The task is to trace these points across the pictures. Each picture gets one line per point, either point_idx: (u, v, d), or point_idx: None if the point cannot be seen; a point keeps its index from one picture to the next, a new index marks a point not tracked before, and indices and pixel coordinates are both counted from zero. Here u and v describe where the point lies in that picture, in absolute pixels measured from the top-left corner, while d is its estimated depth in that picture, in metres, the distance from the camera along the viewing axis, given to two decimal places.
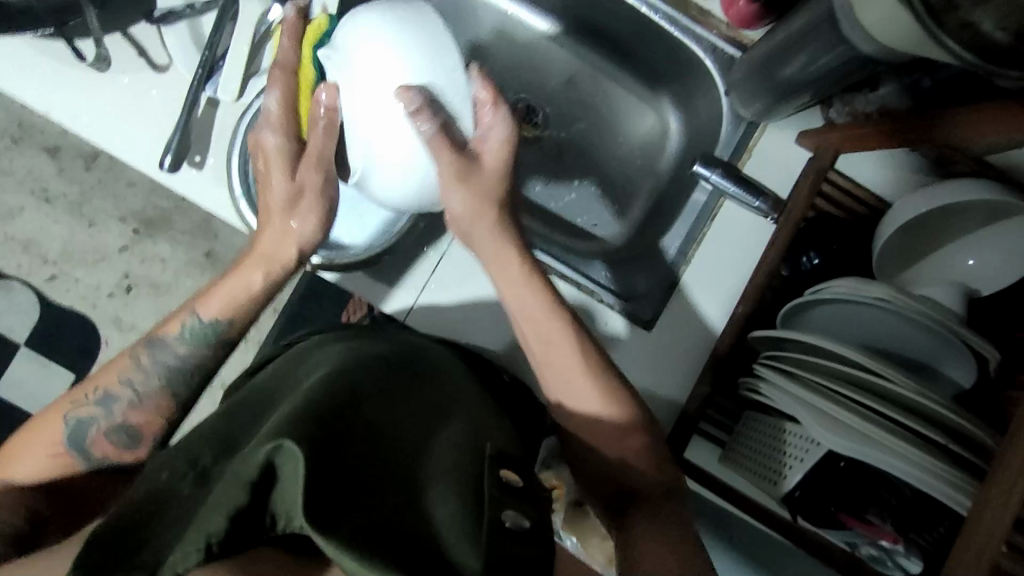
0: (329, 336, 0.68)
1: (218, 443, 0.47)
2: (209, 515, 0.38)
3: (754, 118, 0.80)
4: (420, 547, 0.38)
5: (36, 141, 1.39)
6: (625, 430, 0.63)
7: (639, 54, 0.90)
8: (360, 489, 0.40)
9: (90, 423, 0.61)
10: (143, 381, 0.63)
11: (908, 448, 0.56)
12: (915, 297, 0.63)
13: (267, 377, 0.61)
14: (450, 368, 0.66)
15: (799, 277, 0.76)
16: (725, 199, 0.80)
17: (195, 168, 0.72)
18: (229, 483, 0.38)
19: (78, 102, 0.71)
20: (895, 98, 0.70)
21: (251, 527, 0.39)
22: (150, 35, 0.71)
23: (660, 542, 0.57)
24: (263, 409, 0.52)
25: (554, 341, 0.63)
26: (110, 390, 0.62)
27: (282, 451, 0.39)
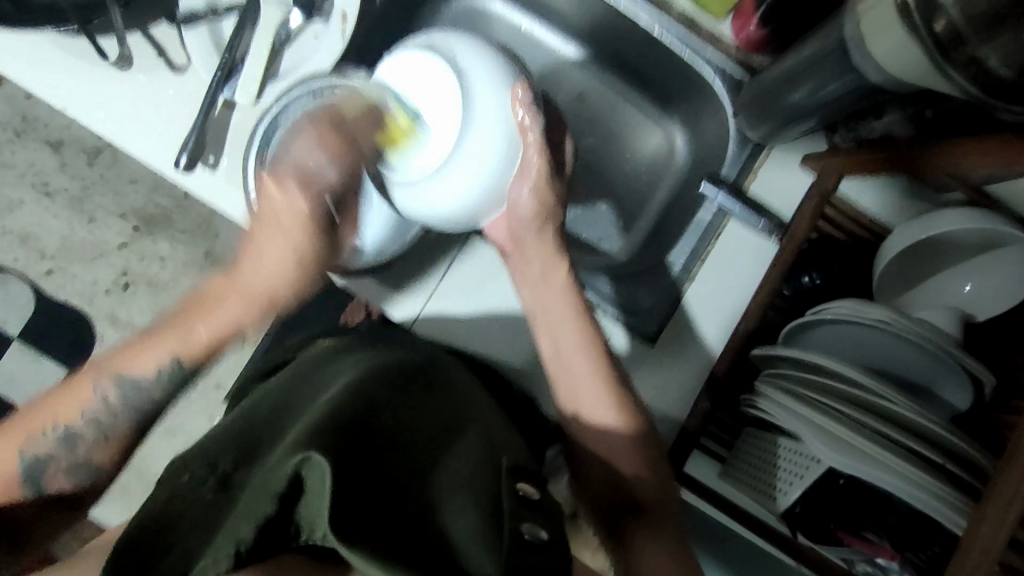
0: (342, 345, 0.69)
1: (237, 448, 0.48)
2: (241, 523, 0.38)
3: (761, 140, 0.82)
4: (442, 558, 0.39)
5: (39, 134, 1.39)
6: (628, 445, 0.66)
7: (648, 73, 0.92)
8: (381, 501, 0.42)
9: (46, 462, 0.60)
10: (111, 419, 0.61)
11: (910, 469, 0.57)
12: (915, 321, 0.65)
13: (280, 384, 0.62)
14: (459, 377, 0.67)
15: (800, 296, 0.78)
16: (731, 218, 0.81)
17: (210, 169, 0.73)
18: (259, 492, 0.39)
19: (95, 100, 0.71)
20: (900, 126, 0.72)
21: (281, 535, 0.40)
22: (171, 37, 0.72)
23: (664, 555, 0.59)
24: (282, 417, 0.53)
25: (566, 351, 0.68)
26: (70, 428, 0.60)
27: (311, 461, 0.40)
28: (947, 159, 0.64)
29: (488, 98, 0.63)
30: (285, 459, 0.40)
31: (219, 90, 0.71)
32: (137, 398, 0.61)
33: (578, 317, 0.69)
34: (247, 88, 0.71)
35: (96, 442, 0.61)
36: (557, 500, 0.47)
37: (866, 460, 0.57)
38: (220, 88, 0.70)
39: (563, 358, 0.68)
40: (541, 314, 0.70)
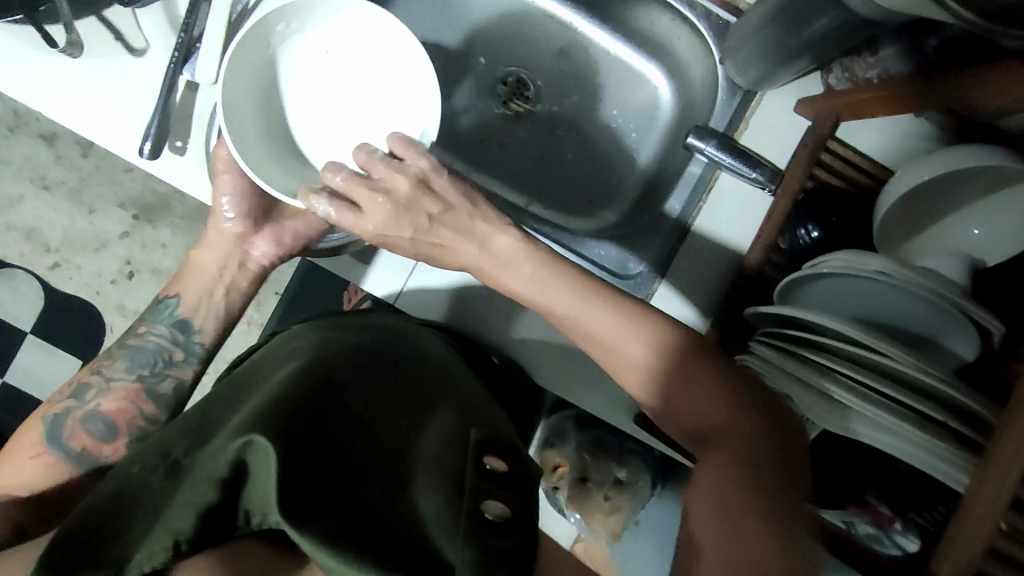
0: (314, 324, 0.70)
1: (189, 433, 0.52)
2: (177, 514, 0.42)
3: (750, 87, 0.78)
4: (399, 543, 0.40)
5: (32, 128, 1.38)
6: (649, 346, 0.59)
7: (632, 22, 0.87)
8: (335, 486, 0.44)
9: (67, 416, 0.67)
10: (115, 367, 0.71)
11: (900, 425, 0.54)
12: (914, 272, 0.62)
13: (252, 364, 0.65)
14: (430, 350, 0.69)
15: (798, 251, 0.74)
16: (721, 171, 0.77)
17: (176, 153, 0.71)
18: (201, 482, 0.43)
19: (54, 89, 0.69)
20: (897, 60, 0.67)
21: (223, 525, 0.43)
22: (127, 18, 0.70)
23: (713, 496, 0.49)
24: (241, 401, 0.56)
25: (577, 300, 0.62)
26: (83, 384, 0.70)
27: (254, 444, 0.42)
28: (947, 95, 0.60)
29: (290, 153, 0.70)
30: (229, 444, 0.43)
31: (178, 71, 0.69)
32: (133, 341, 0.73)
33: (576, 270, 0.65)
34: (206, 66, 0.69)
35: (101, 391, 0.69)
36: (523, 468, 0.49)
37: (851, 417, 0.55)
38: (178, 69, 0.68)
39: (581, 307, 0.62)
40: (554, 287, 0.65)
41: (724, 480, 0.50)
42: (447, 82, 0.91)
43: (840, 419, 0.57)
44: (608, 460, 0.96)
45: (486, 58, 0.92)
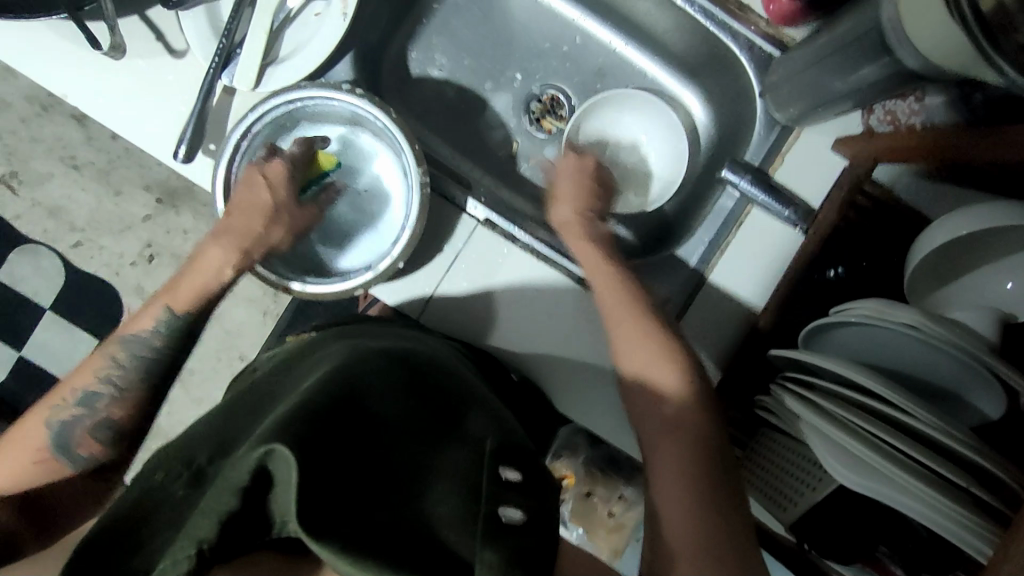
0: (332, 332, 0.71)
1: (214, 442, 0.52)
2: (199, 522, 0.42)
3: (789, 122, 0.76)
4: (422, 549, 0.45)
5: (63, 107, 1.39)
6: (670, 355, 0.61)
7: (672, 47, 0.85)
8: (351, 499, 0.46)
9: (73, 423, 0.61)
10: (122, 374, 0.63)
11: (916, 483, 0.54)
12: (943, 325, 0.61)
13: (271, 367, 0.66)
14: (449, 359, 0.69)
15: (824, 291, 0.74)
16: (752, 207, 0.76)
17: (210, 156, 0.71)
18: (220, 492, 0.43)
19: (92, 87, 0.69)
20: (943, 113, 0.67)
21: (242, 538, 0.43)
22: (169, 19, 0.70)
23: (688, 516, 0.53)
24: (263, 410, 0.56)
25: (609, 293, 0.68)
26: (90, 389, 0.62)
27: (275, 453, 0.43)
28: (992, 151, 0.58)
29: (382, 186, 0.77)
30: (250, 452, 0.44)
31: (217, 76, 0.69)
32: (142, 352, 0.64)
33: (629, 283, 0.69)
34: (243, 74, 0.69)
35: (112, 399, 0.62)
36: (536, 488, 0.52)
37: (867, 470, 0.55)
38: (218, 73, 0.68)
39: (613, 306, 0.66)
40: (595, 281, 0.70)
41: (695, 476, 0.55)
42: (482, 95, 0.90)
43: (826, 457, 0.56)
44: (617, 479, 0.97)
45: (522, 75, 0.90)
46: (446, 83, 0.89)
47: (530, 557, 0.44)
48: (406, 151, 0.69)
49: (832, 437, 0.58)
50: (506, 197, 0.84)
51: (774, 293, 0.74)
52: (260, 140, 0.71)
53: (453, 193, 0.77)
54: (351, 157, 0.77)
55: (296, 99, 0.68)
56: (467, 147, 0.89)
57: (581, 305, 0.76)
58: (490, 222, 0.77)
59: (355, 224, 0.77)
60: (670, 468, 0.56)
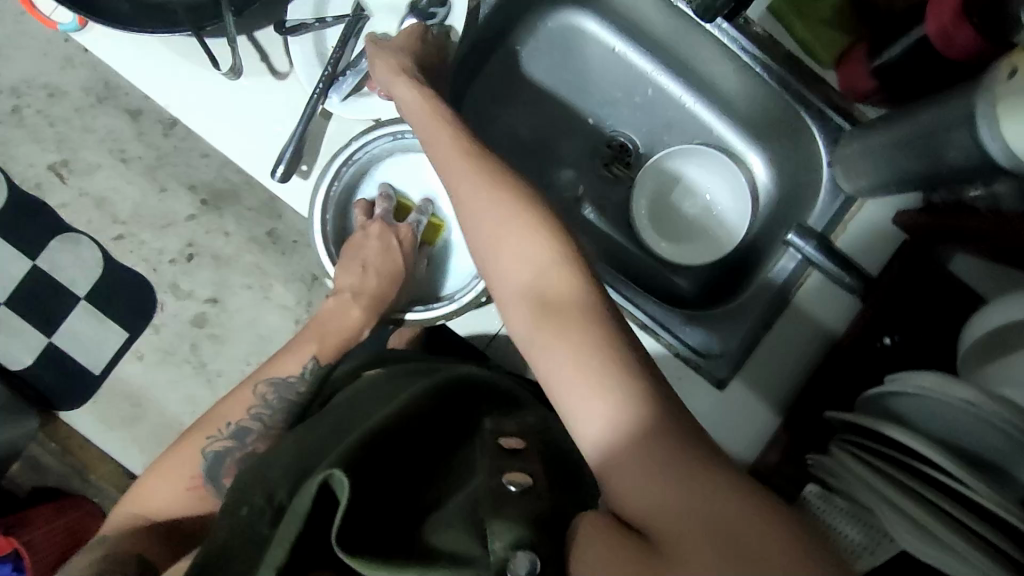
0: (403, 363, 0.72)
1: (291, 473, 0.53)
2: (274, 551, 0.45)
3: (854, 193, 0.80)
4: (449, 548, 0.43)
5: (119, 102, 1.42)
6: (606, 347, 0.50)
7: (741, 107, 0.89)
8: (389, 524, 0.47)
9: (225, 455, 0.70)
10: (271, 414, 0.72)
11: (963, 545, 0.56)
12: (1001, 404, 0.64)
13: (343, 399, 0.66)
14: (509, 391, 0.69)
15: (877, 358, 0.76)
16: (813, 270, 0.80)
17: (302, 177, 0.74)
18: (293, 519, 0.45)
19: (197, 100, 0.72)
20: (1011, 199, 0.65)
21: (316, 559, 0.46)
22: (276, 42, 0.73)
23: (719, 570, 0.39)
24: (340, 434, 0.57)
25: (505, 244, 0.58)
26: (241, 425, 0.71)
27: (334, 478, 0.45)
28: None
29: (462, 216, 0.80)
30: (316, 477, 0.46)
31: (321, 100, 0.71)
32: (287, 395, 0.73)
33: (532, 210, 0.58)
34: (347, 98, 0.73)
35: (260, 434, 0.71)
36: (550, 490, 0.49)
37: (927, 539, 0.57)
38: (323, 97, 0.71)
39: (494, 257, 0.58)
40: (473, 238, 0.60)
41: (694, 480, 0.43)
42: (554, 136, 0.93)
43: None
44: None
45: (594, 120, 0.94)
46: (520, 121, 0.92)
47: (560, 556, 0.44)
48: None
49: (887, 498, 0.62)
50: None
51: (826, 356, 0.78)
52: (355, 167, 0.74)
53: None
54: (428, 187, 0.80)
55: (398, 131, 0.72)
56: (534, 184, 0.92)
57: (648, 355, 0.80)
58: None
59: (442, 255, 0.81)
60: (643, 483, 0.45)
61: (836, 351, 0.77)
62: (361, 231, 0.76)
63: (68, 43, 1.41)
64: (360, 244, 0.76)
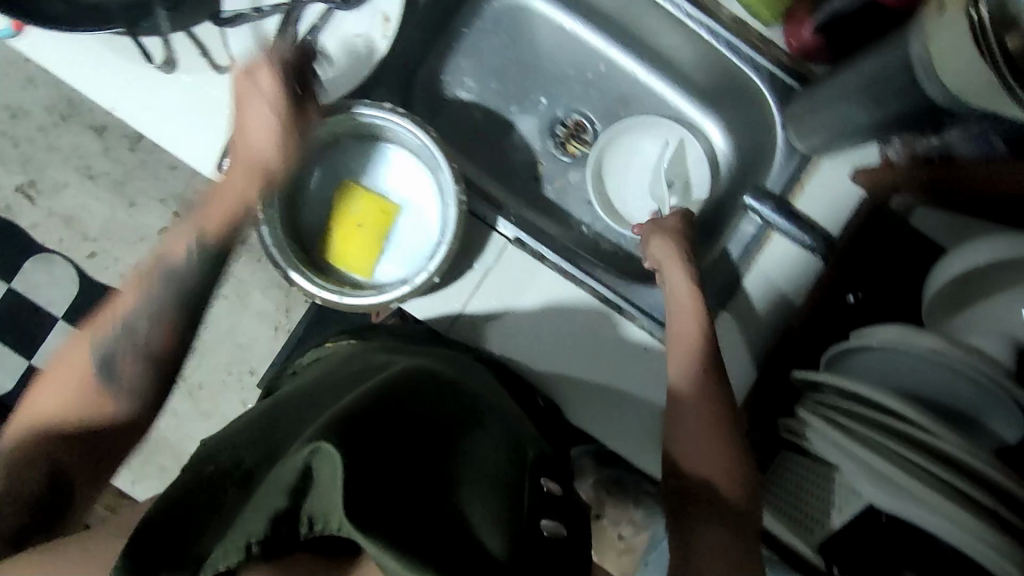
0: (374, 344, 0.72)
1: (260, 442, 0.52)
2: (252, 518, 0.45)
3: (809, 152, 0.79)
4: (448, 542, 0.45)
5: (83, 119, 1.41)
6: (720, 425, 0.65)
7: (693, 76, 0.89)
8: (404, 502, 0.46)
9: (114, 352, 0.62)
10: (147, 323, 0.63)
11: (934, 497, 0.55)
12: (964, 352, 0.62)
13: (308, 379, 0.66)
14: (484, 381, 0.70)
15: (840, 316, 0.76)
16: (773, 233, 0.79)
17: None
18: (272, 487, 0.46)
19: (136, 99, 0.72)
20: (965, 145, 0.69)
21: (289, 532, 0.46)
22: (214, 35, 0.73)
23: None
24: (309, 412, 0.56)
25: (685, 321, 0.72)
26: (126, 321, 0.63)
27: (320, 451, 0.45)
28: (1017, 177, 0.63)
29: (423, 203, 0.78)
30: (300, 450, 0.46)
31: None
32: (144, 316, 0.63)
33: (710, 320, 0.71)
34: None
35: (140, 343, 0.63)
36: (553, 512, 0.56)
37: (894, 491, 0.56)
38: None
39: (678, 336, 0.71)
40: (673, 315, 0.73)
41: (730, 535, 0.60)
42: (509, 117, 0.92)
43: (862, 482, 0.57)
44: (625, 502, 0.98)
45: (547, 99, 0.93)
46: (473, 105, 0.92)
47: None
48: (444, 169, 0.72)
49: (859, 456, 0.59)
50: (530, 217, 0.86)
51: (790, 319, 0.77)
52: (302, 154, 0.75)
53: (484, 212, 0.78)
54: (385, 172, 0.79)
55: (342, 115, 0.72)
56: (493, 168, 0.91)
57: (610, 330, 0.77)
58: (519, 241, 0.78)
59: (394, 238, 0.77)
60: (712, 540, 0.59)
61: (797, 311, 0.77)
62: (244, 117, 0.66)
63: (28, 63, 1.40)
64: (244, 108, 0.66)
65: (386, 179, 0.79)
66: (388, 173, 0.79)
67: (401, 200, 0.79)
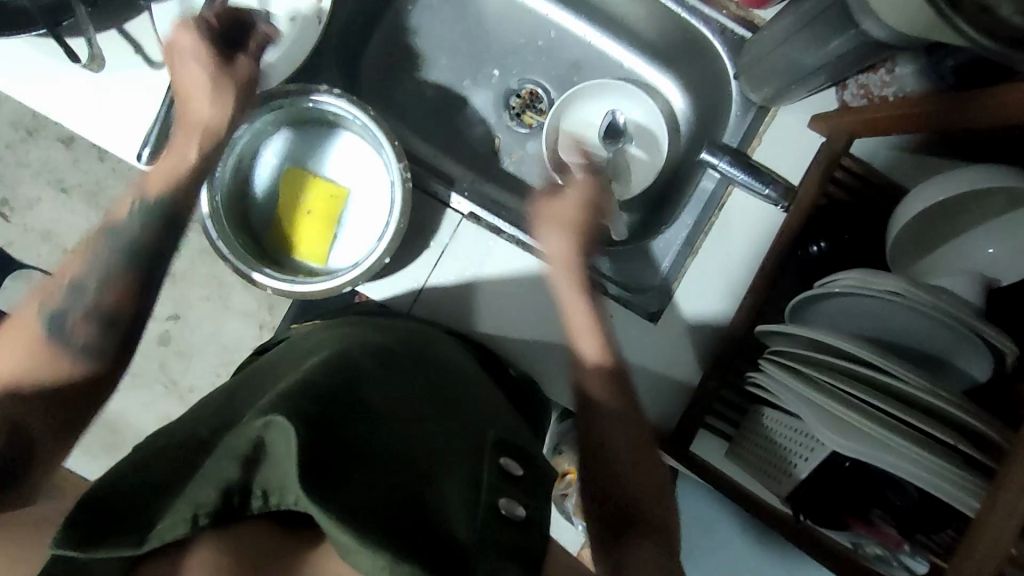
0: (338, 319, 0.70)
1: (220, 428, 0.50)
2: (198, 488, 0.41)
3: (765, 103, 0.77)
4: (411, 519, 0.42)
5: (50, 132, 1.36)
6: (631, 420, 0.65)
7: (646, 35, 0.87)
8: (365, 479, 0.43)
9: (62, 313, 0.59)
10: (95, 278, 0.61)
11: (894, 438, 0.54)
12: (926, 291, 0.60)
13: (269, 358, 0.65)
14: (455, 359, 0.67)
15: (802, 263, 0.74)
16: (734, 187, 0.77)
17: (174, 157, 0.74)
18: (222, 456, 0.41)
19: (71, 102, 0.72)
20: (913, 81, 0.69)
21: (236, 508, 0.42)
22: (147, 31, 0.72)
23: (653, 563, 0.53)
24: (261, 395, 0.54)
25: (572, 307, 0.71)
26: (98, 241, 0.62)
27: (272, 427, 0.42)
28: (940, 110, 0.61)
29: (367, 187, 0.78)
30: (249, 424, 0.42)
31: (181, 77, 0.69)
32: (122, 241, 0.63)
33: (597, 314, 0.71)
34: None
35: (101, 282, 0.61)
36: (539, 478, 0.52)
37: (855, 437, 0.55)
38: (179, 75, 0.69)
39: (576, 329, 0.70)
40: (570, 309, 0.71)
41: (662, 541, 0.56)
42: (462, 92, 0.91)
43: (822, 426, 0.56)
44: None
45: (500, 70, 0.91)
46: (426, 82, 0.91)
47: (524, 551, 0.43)
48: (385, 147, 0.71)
49: (820, 402, 0.58)
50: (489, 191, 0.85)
51: (753, 272, 0.76)
52: (240, 145, 0.74)
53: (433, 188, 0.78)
54: (322, 160, 0.79)
55: (277, 101, 0.72)
56: (450, 145, 0.90)
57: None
58: (475, 216, 0.77)
59: (341, 224, 0.78)
60: (650, 544, 0.55)
61: (756, 264, 0.76)
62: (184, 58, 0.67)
63: None
64: (177, 61, 0.67)
65: (323, 166, 0.79)
66: (326, 161, 0.79)
67: (357, 187, 0.78)
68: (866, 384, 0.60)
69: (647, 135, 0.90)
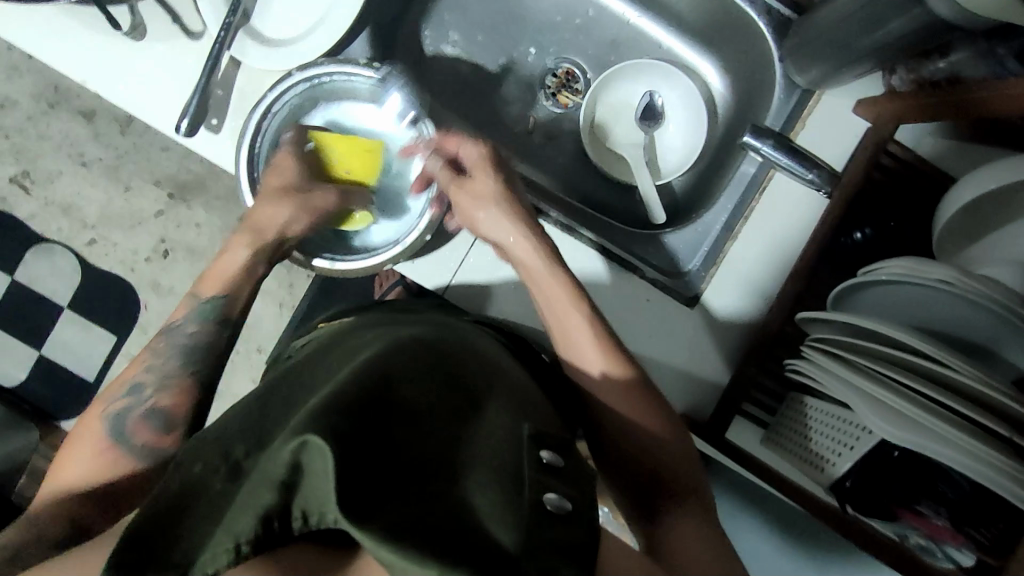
0: (371, 317, 0.67)
1: (251, 428, 0.44)
2: (236, 517, 0.38)
3: (810, 85, 0.76)
4: (456, 532, 0.37)
5: (71, 105, 1.35)
6: (626, 386, 0.63)
7: (685, 15, 0.86)
8: (402, 494, 0.38)
9: (126, 412, 0.61)
10: (164, 362, 0.64)
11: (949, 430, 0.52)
12: (979, 281, 0.58)
13: (309, 354, 0.62)
14: (493, 350, 0.62)
15: (846, 251, 0.73)
16: (776, 171, 0.75)
17: (212, 131, 0.73)
18: (259, 481, 0.38)
19: (109, 72, 0.71)
20: (968, 65, 0.63)
21: (281, 531, 0.39)
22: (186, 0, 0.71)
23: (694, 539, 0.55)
24: (298, 397, 0.48)
25: (568, 327, 0.66)
26: (136, 380, 0.63)
27: (308, 446, 0.37)
28: (965, 99, 0.59)
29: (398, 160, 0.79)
30: (283, 445, 0.37)
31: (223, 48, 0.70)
32: (180, 339, 0.66)
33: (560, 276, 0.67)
34: (246, 45, 0.71)
35: (157, 387, 0.63)
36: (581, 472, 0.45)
37: (908, 426, 0.54)
38: (223, 48, 0.70)
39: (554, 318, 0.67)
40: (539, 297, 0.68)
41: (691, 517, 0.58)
42: (498, 70, 0.90)
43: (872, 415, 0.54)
44: None
45: (536, 49, 0.90)
46: (461, 59, 0.89)
47: (575, 552, 0.38)
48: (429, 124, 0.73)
49: (875, 395, 0.57)
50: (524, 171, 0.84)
51: (793, 259, 0.74)
52: (280, 118, 0.75)
53: None
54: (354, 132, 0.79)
55: (315, 75, 0.71)
56: (484, 124, 0.89)
57: (601, 279, 0.77)
58: None
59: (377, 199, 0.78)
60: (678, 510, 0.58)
61: (797, 250, 0.74)
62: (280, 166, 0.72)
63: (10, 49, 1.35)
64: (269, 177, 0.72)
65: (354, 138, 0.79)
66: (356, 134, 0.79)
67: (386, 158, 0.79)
68: (920, 377, 0.58)
69: (683, 117, 0.88)
